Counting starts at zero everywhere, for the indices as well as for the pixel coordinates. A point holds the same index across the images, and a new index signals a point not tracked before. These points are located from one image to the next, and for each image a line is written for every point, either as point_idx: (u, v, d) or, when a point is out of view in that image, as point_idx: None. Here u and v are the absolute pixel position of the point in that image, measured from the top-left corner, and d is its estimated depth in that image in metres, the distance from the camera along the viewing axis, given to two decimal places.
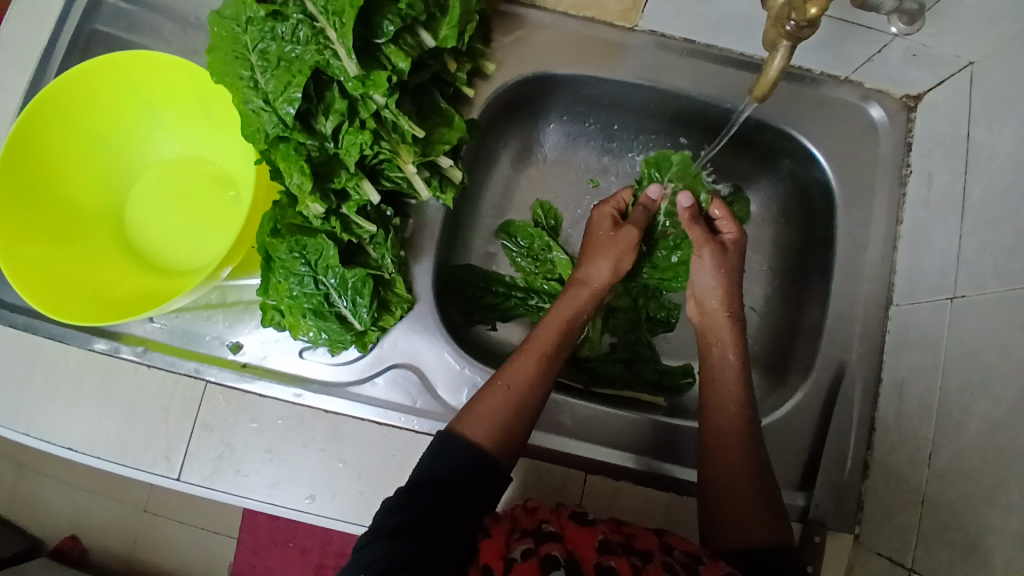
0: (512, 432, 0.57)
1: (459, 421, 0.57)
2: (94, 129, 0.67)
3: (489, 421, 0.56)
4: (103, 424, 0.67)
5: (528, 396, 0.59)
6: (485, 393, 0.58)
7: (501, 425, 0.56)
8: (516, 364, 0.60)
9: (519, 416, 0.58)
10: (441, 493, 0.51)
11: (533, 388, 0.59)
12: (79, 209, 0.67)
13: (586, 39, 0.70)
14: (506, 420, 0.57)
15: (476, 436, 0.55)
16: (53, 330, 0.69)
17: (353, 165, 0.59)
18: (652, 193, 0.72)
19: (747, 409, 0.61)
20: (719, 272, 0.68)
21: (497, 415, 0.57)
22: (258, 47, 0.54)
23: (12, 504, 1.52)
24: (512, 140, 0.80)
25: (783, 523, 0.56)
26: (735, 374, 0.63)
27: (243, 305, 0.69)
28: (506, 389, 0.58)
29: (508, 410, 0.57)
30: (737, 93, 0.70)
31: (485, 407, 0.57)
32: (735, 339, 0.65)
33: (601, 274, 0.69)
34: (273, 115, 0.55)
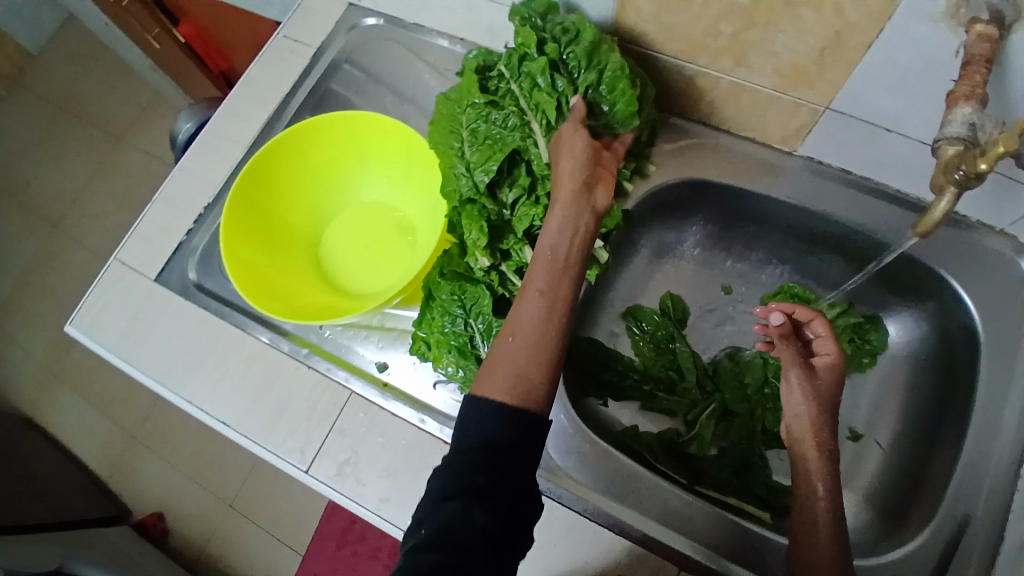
0: (534, 376, 0.55)
1: (483, 386, 0.55)
2: (319, 168, 0.82)
3: (506, 376, 0.55)
4: (257, 408, 0.77)
5: (540, 339, 0.56)
6: (496, 346, 0.57)
7: (517, 376, 0.55)
8: (518, 311, 0.58)
9: (538, 350, 0.56)
10: (502, 455, 0.51)
11: (543, 317, 0.57)
12: (290, 228, 0.80)
13: (744, 156, 0.77)
14: (525, 369, 0.55)
15: (497, 393, 0.54)
16: (240, 319, 0.82)
17: (522, 231, 0.68)
18: (777, 320, 0.71)
19: (836, 547, 0.59)
20: (809, 397, 0.69)
21: (511, 364, 0.55)
22: (471, 125, 0.65)
23: (113, 472, 1.67)
24: (655, 236, 0.86)
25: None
26: (825, 511, 0.61)
27: (397, 332, 0.78)
28: (512, 337, 0.57)
29: (523, 354, 0.56)
30: (889, 226, 0.72)
31: (501, 360, 0.56)
32: (824, 472, 0.64)
33: (565, 185, 0.61)
34: (470, 180, 0.65)
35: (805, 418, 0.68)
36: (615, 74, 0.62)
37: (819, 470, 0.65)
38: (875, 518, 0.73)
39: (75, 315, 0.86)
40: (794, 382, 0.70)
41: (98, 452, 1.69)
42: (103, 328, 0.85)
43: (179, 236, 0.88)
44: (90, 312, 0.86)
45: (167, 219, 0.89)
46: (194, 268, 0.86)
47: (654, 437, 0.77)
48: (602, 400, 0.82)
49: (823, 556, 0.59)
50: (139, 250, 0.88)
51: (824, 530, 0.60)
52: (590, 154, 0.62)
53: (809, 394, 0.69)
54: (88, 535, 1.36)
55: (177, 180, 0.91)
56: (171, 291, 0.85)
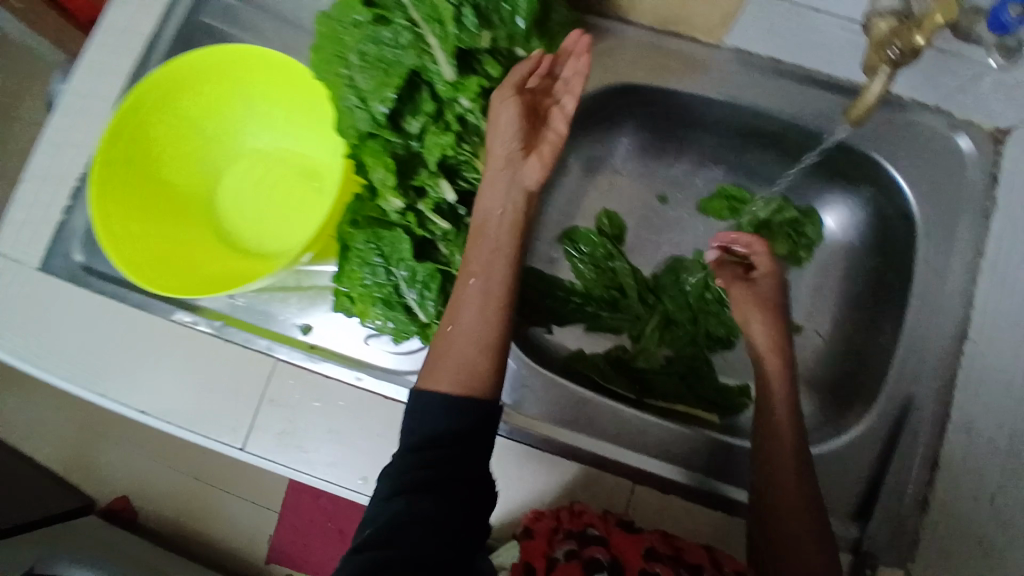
0: (478, 371, 0.54)
1: (425, 376, 0.54)
2: (200, 117, 0.72)
3: (447, 366, 0.54)
4: (178, 391, 0.71)
5: (476, 322, 0.55)
6: (440, 341, 0.56)
7: (461, 370, 0.53)
8: (463, 302, 0.56)
9: (485, 349, 0.54)
10: (454, 449, 0.50)
11: (480, 301, 0.56)
12: (178, 190, 0.72)
13: (668, 52, 0.71)
14: (470, 363, 0.54)
15: (440, 385, 0.53)
16: (143, 299, 0.74)
17: (434, 164, 0.61)
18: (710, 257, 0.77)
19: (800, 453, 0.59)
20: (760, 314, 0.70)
21: (449, 354, 0.54)
22: (358, 48, 0.57)
23: (69, 463, 1.60)
24: (584, 149, 0.80)
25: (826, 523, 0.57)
26: (788, 423, 0.61)
27: (316, 290, 0.72)
28: (451, 327, 0.56)
29: (468, 348, 0.54)
30: (821, 113, 0.68)
31: (447, 356, 0.54)
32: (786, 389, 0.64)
33: (504, 140, 0.58)
34: (366, 113, 0.57)
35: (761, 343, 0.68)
36: None
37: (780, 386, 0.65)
38: (821, 405, 0.74)
39: None
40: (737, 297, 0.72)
41: (43, 446, 1.60)
42: None
43: (55, 215, 0.77)
44: None
45: (35, 196, 0.78)
46: (81, 249, 0.77)
47: (601, 356, 0.76)
48: (545, 328, 0.78)
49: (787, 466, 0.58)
50: (8, 236, 0.77)
51: (785, 429, 0.61)
52: (522, 123, 0.58)
53: (765, 318, 0.69)
54: (51, 531, 1.31)
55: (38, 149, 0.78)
56: (59, 278, 0.76)
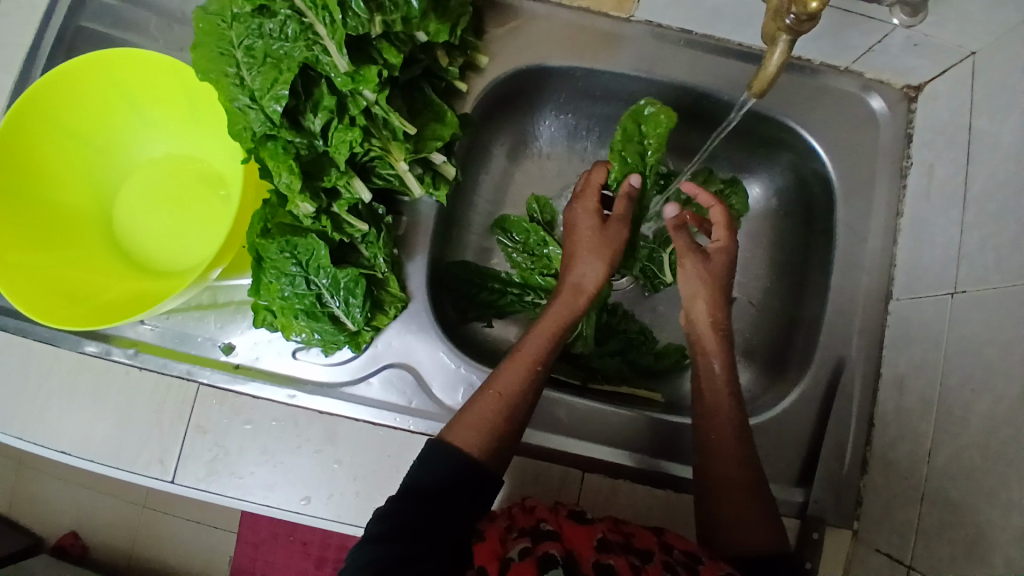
0: (503, 439, 0.55)
1: (452, 427, 0.54)
2: (77, 131, 0.66)
3: (480, 427, 0.54)
4: (96, 426, 0.66)
5: (521, 403, 0.57)
6: (476, 399, 0.56)
7: (493, 434, 0.54)
8: (509, 369, 0.58)
9: (513, 422, 0.56)
10: (427, 500, 0.50)
11: (526, 395, 0.57)
12: (68, 213, 0.66)
13: (581, 29, 0.69)
14: (498, 426, 0.55)
15: (467, 442, 0.53)
16: (45, 332, 0.68)
17: (343, 163, 0.58)
18: (670, 213, 0.70)
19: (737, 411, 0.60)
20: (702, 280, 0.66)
21: (489, 421, 0.55)
22: (243, 43, 0.53)
23: (11, 503, 1.51)
24: (506, 134, 0.78)
25: (769, 494, 0.57)
26: (724, 382, 0.62)
27: (234, 305, 0.68)
28: (499, 396, 0.56)
29: (500, 417, 0.55)
30: (734, 84, 0.69)
31: (478, 415, 0.55)
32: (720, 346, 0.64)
33: (592, 276, 0.65)
34: (260, 114, 0.54)
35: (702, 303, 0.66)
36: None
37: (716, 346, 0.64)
38: (758, 373, 0.75)
39: None
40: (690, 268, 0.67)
41: None
42: None
43: None
44: None
45: None
46: None
47: None
48: (484, 321, 0.77)
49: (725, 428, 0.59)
50: None
51: (721, 402, 0.61)
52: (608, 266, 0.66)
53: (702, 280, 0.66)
54: None
55: None
56: None
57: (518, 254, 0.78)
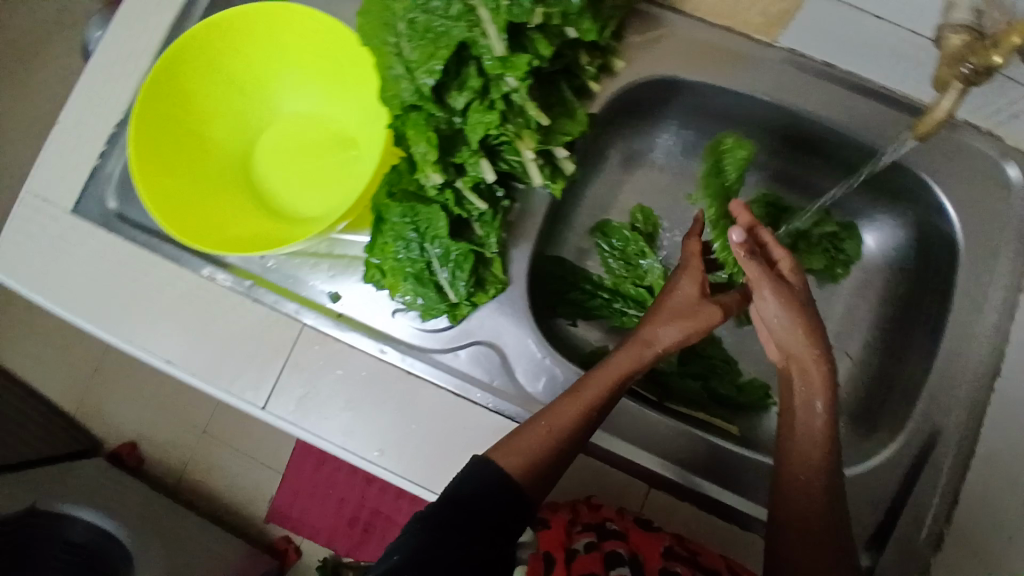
0: (545, 473, 0.56)
1: (495, 450, 0.56)
2: (237, 73, 0.70)
3: (524, 456, 0.55)
4: (202, 345, 0.71)
5: (568, 444, 0.57)
6: (525, 429, 0.58)
7: (538, 467, 0.55)
8: (563, 407, 0.58)
9: (557, 460, 0.57)
10: (463, 510, 0.51)
11: (576, 434, 0.58)
12: (215, 148, 0.71)
13: (716, 49, 0.69)
14: (541, 461, 0.56)
15: (509, 466, 0.54)
16: (171, 251, 0.74)
17: (475, 142, 0.61)
18: (738, 236, 0.61)
19: (829, 459, 0.57)
20: (787, 307, 0.60)
21: (535, 454, 0.56)
22: (407, 16, 0.56)
23: (78, 409, 1.61)
24: (623, 142, 0.79)
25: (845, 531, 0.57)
26: (822, 425, 0.58)
27: (348, 259, 0.72)
28: (546, 431, 0.57)
29: (546, 454, 0.56)
30: (869, 127, 0.67)
31: (524, 442, 0.56)
32: (822, 385, 0.60)
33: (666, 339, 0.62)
34: (411, 84, 0.56)
35: (800, 335, 0.60)
36: None
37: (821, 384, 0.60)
38: (842, 426, 0.74)
39: None
40: (770, 291, 0.61)
41: (52, 389, 1.61)
42: (16, 266, 0.75)
43: (92, 160, 0.77)
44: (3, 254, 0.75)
45: (75, 143, 0.77)
46: (114, 196, 0.77)
47: None
48: (570, 320, 0.78)
49: (813, 476, 0.57)
50: (47, 175, 0.77)
51: (814, 447, 0.58)
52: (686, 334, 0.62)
53: (788, 304, 0.60)
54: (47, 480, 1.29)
55: (82, 96, 0.78)
56: (89, 222, 0.75)
57: (615, 261, 0.80)
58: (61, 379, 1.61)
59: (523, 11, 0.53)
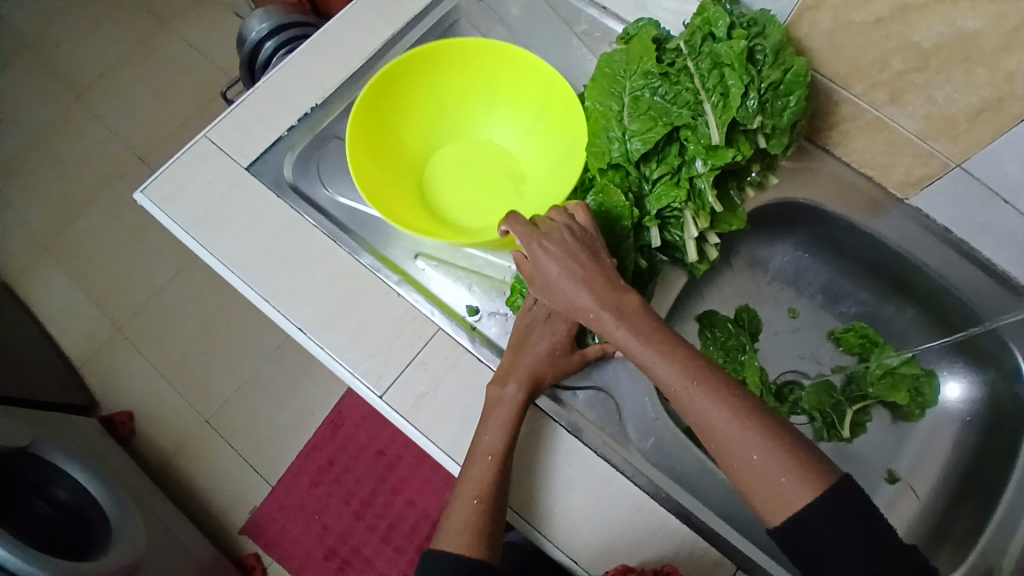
0: (488, 533, 0.61)
1: (440, 537, 0.61)
2: (450, 98, 0.82)
3: (467, 530, 0.60)
4: (336, 323, 0.75)
5: (496, 495, 0.62)
6: (454, 506, 0.62)
7: (477, 531, 0.60)
8: (473, 465, 0.63)
9: (493, 511, 0.62)
10: None
11: (497, 488, 0.63)
12: (410, 151, 0.80)
13: (859, 192, 0.80)
14: (478, 526, 0.60)
15: (454, 547, 0.59)
16: (330, 229, 0.79)
17: (655, 208, 0.68)
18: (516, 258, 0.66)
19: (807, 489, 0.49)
20: (639, 336, 0.57)
21: (471, 524, 0.60)
22: (634, 93, 0.67)
23: (86, 363, 1.53)
24: (748, 247, 0.88)
25: (831, 465, 0.50)
26: (773, 467, 0.50)
27: (493, 282, 0.76)
28: (477, 499, 0.61)
29: (479, 514, 0.61)
30: (973, 289, 0.77)
31: (459, 519, 0.61)
32: (727, 409, 0.52)
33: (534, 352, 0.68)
34: (622, 145, 0.66)
35: (660, 369, 0.56)
36: (766, 100, 0.65)
37: (737, 427, 0.52)
38: None
39: (146, 183, 0.81)
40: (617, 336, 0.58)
41: (68, 336, 1.55)
42: (177, 203, 0.80)
43: (278, 129, 0.83)
44: (163, 185, 0.81)
45: (268, 113, 0.84)
46: (292, 167, 0.83)
47: None
48: None
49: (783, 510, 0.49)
50: (232, 133, 0.83)
51: (779, 498, 0.49)
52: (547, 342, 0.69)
53: (636, 335, 0.58)
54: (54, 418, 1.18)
55: (285, 71, 0.86)
56: (264, 185, 0.81)
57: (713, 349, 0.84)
58: (80, 327, 1.56)
59: (742, 116, 0.64)
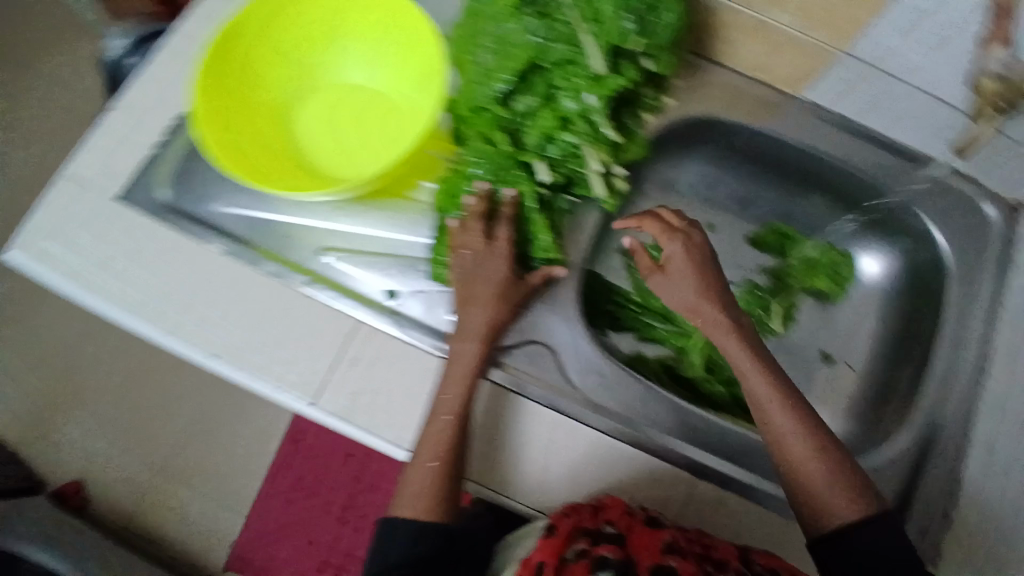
0: (444, 497, 0.62)
1: (399, 500, 0.63)
2: (297, 47, 0.76)
3: (424, 495, 0.62)
4: (252, 342, 0.71)
5: (454, 456, 0.62)
6: (411, 470, 0.63)
7: (438, 498, 0.62)
8: (429, 429, 0.63)
9: (450, 474, 0.62)
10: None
11: (455, 452, 0.62)
12: (271, 111, 0.75)
13: (756, 98, 0.80)
14: (435, 490, 0.62)
15: (414, 511, 0.61)
16: (224, 245, 0.74)
17: (535, 143, 0.68)
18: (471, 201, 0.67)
19: (818, 446, 0.60)
20: (745, 349, 0.66)
21: (427, 489, 0.61)
22: (496, 32, 0.63)
23: (16, 442, 1.42)
24: (660, 172, 0.87)
25: (865, 478, 0.60)
26: (797, 435, 0.61)
27: (405, 261, 0.75)
28: (434, 462, 0.62)
29: (437, 481, 0.61)
30: (879, 168, 0.79)
31: (416, 484, 0.62)
32: (795, 420, 0.61)
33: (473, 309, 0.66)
34: (488, 88, 0.64)
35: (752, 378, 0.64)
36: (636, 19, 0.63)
37: (781, 410, 0.62)
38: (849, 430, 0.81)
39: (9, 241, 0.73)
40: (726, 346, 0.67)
41: None
42: (48, 253, 0.72)
43: (147, 149, 0.77)
44: (32, 236, 0.72)
45: (131, 135, 0.77)
46: (168, 188, 0.76)
47: (655, 363, 0.83)
48: (603, 331, 0.84)
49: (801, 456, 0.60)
50: (94, 164, 0.76)
51: (816, 463, 0.59)
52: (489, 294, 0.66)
53: (745, 349, 0.66)
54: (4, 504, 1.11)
55: (139, 85, 0.79)
56: (142, 213, 0.74)
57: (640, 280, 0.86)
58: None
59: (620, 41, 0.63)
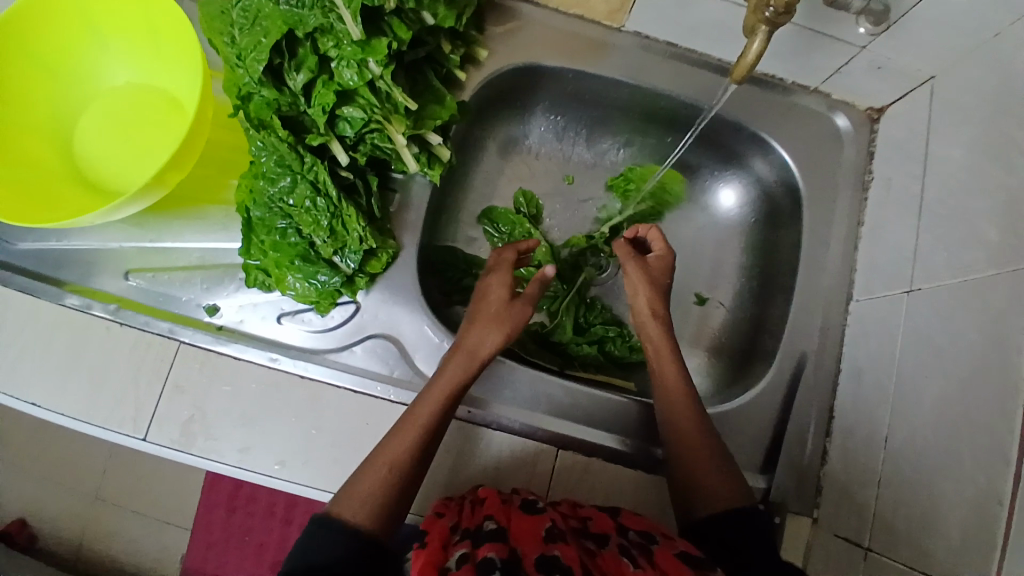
0: (392, 507, 0.52)
1: (338, 500, 0.52)
2: (53, 59, 0.67)
3: (368, 499, 0.52)
4: (68, 383, 0.65)
5: (413, 465, 0.55)
6: (360, 471, 0.54)
7: (384, 503, 0.52)
8: (394, 437, 0.56)
9: (403, 485, 0.54)
10: None
11: (416, 460, 0.55)
12: (42, 137, 0.67)
13: (575, 36, 0.74)
14: (388, 496, 0.52)
15: (353, 515, 0.51)
16: (26, 283, 0.67)
17: (323, 125, 0.60)
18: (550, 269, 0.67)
19: (688, 385, 0.62)
20: (644, 281, 0.69)
21: (379, 493, 0.52)
22: (240, 5, 0.56)
23: None
24: (499, 130, 0.82)
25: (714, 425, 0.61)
26: (676, 374, 0.63)
27: (222, 268, 0.70)
28: (387, 466, 0.54)
29: (390, 485, 0.53)
30: (706, 91, 0.75)
31: (364, 484, 0.53)
32: (663, 339, 0.66)
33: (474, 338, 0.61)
34: (248, 73, 0.56)
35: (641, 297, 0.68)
36: None
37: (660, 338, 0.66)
38: (724, 368, 0.78)
39: None
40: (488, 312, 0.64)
41: None
42: None
43: None
44: None
45: None
46: None
47: (521, 330, 0.77)
48: None
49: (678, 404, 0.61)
50: None
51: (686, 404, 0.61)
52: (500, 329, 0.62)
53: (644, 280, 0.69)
54: None
55: None
56: None
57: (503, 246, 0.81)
58: None
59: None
